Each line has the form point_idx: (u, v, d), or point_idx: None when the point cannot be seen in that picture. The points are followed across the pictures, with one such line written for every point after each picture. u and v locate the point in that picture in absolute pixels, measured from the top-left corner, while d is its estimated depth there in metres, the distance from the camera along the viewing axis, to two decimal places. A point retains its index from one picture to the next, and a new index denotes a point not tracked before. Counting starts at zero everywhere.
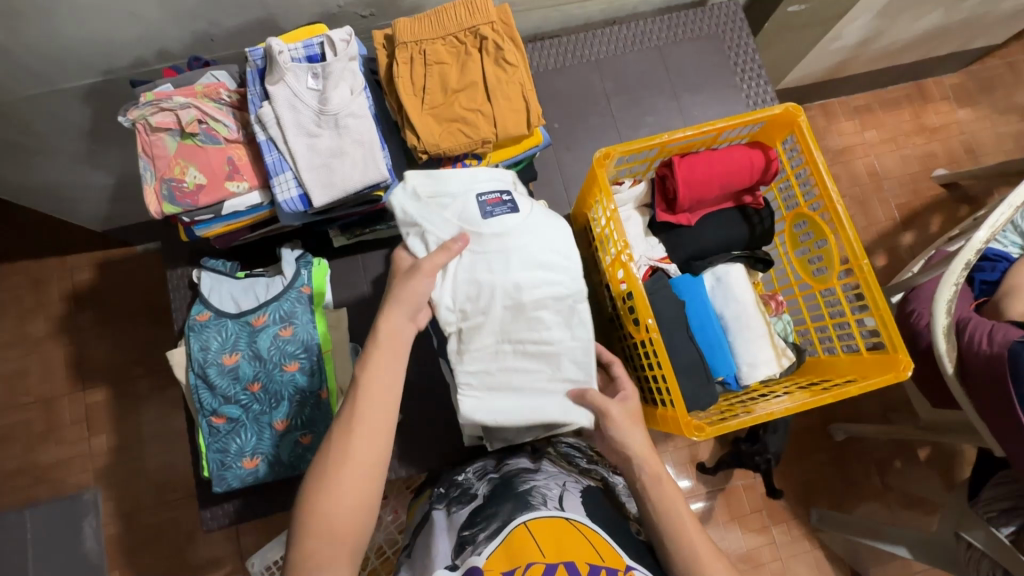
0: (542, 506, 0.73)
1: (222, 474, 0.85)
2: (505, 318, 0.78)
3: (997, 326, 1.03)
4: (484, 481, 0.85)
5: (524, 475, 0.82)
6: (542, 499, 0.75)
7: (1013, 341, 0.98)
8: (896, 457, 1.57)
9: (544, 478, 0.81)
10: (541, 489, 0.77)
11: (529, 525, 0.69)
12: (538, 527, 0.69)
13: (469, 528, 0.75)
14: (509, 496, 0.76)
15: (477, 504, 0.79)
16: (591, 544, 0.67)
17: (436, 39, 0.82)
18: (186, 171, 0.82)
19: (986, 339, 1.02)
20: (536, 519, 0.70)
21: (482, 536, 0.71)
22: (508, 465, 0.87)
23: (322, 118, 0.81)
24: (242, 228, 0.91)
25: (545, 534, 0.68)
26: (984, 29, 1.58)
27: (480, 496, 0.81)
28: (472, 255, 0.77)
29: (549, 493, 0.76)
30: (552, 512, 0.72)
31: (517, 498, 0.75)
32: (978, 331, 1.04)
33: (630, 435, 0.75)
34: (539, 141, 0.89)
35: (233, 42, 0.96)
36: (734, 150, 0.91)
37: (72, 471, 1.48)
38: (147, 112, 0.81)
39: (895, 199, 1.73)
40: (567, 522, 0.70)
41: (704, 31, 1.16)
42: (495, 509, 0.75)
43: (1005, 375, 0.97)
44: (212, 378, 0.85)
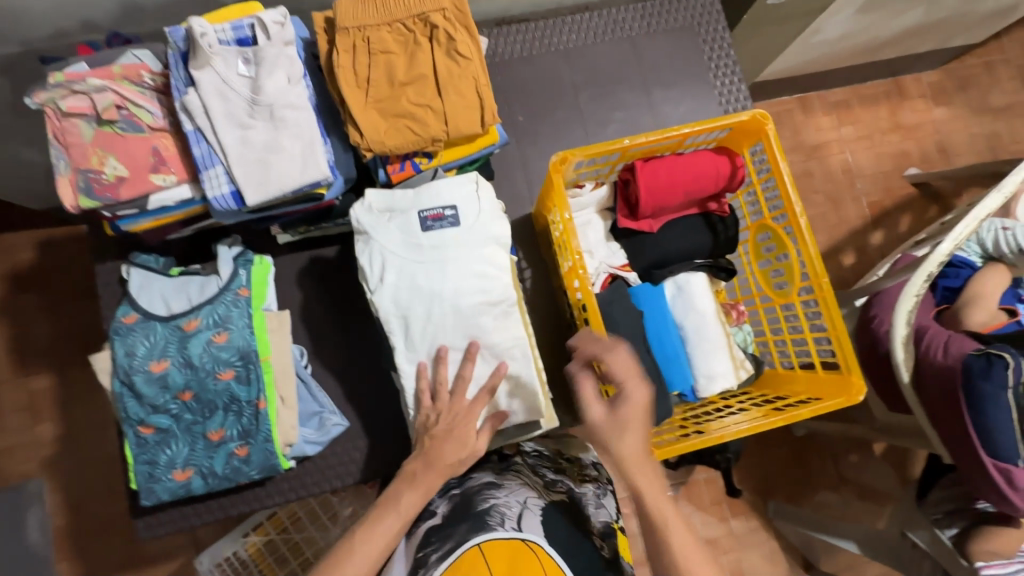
0: (498, 528, 0.70)
1: (151, 486, 0.82)
2: (441, 320, 0.78)
3: (953, 337, 1.04)
4: (445, 497, 0.81)
5: (486, 491, 0.78)
6: (500, 519, 0.72)
7: (967, 355, 0.99)
8: (853, 452, 1.60)
9: (505, 493, 0.78)
10: (501, 508, 0.74)
11: (483, 547, 0.68)
12: (492, 551, 0.68)
13: (424, 547, 0.73)
14: (467, 516, 0.74)
15: (433, 524, 0.76)
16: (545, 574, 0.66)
17: (382, 26, 0.76)
18: (105, 162, 0.74)
19: (941, 350, 1.03)
20: (491, 541, 0.68)
21: (434, 558, 0.70)
22: (470, 480, 0.83)
23: (255, 108, 0.74)
24: (174, 223, 0.84)
25: (499, 558, 0.67)
26: (965, 28, 1.55)
27: (439, 514, 0.78)
28: (409, 264, 0.78)
29: (508, 512, 0.73)
30: (509, 534, 0.70)
31: (474, 518, 0.73)
32: (935, 342, 1.04)
33: (622, 441, 0.68)
34: (495, 139, 0.83)
35: (165, 13, 0.87)
36: (699, 157, 0.87)
37: (15, 462, 1.41)
38: (56, 96, 0.73)
39: (867, 197, 1.72)
40: (522, 542, 0.69)
41: (680, 22, 1.11)
42: (451, 529, 0.72)
43: (957, 389, 0.98)
44: (139, 386, 0.80)
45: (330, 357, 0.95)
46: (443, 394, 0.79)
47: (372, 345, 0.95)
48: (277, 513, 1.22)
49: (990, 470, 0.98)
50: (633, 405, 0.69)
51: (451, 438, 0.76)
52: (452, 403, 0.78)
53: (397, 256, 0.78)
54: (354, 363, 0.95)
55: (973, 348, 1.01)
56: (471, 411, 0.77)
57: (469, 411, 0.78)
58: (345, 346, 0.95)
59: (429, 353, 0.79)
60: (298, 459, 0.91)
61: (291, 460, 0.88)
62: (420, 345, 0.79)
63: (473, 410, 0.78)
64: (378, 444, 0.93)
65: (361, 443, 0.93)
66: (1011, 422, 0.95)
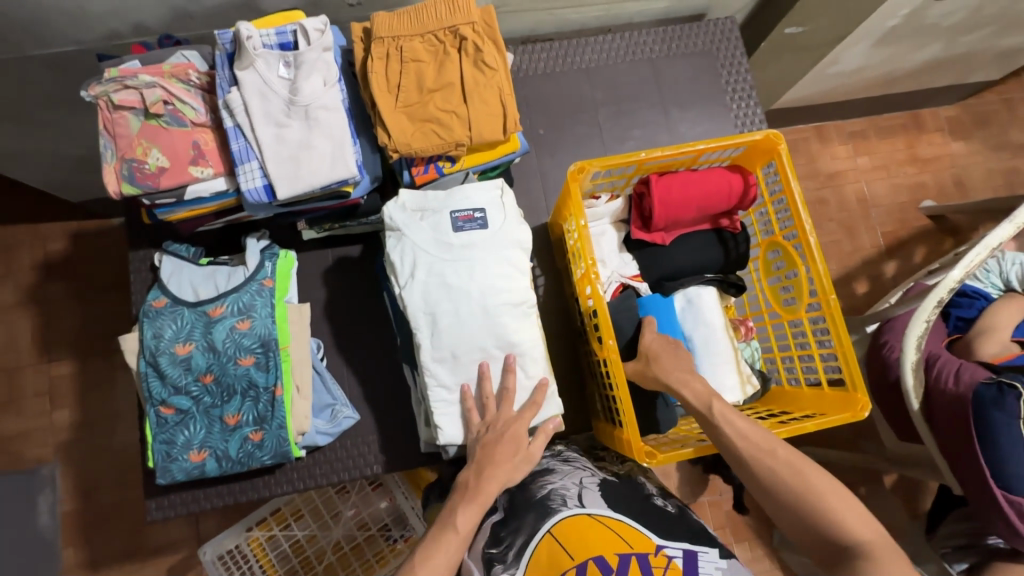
0: (562, 508, 0.72)
1: (167, 465, 0.84)
2: (467, 318, 0.80)
3: (965, 366, 1.04)
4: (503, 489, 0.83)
5: (541, 479, 0.80)
6: (562, 500, 0.74)
7: (978, 384, 0.98)
8: (862, 484, 1.57)
9: (561, 477, 0.80)
10: (560, 491, 0.76)
11: (555, 533, 0.70)
12: (563, 533, 0.69)
13: (495, 544, 0.74)
14: (529, 507, 0.75)
15: (499, 519, 0.78)
16: (620, 538, 0.68)
17: (415, 37, 0.80)
18: (149, 153, 0.79)
19: (953, 378, 1.02)
20: (560, 522, 0.70)
21: (511, 554, 0.71)
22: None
23: (292, 108, 0.79)
24: (207, 214, 0.88)
25: (572, 536, 0.68)
26: (983, 64, 1.57)
27: (501, 509, 0.79)
28: (439, 262, 0.81)
29: (568, 493, 0.75)
30: (575, 511, 0.72)
31: (537, 506, 0.74)
32: (946, 369, 1.04)
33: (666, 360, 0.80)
34: (516, 147, 0.87)
35: (212, 20, 0.93)
36: (713, 173, 0.90)
37: (32, 445, 1.45)
38: (110, 89, 0.78)
39: (881, 227, 1.73)
40: (588, 516, 0.70)
41: (699, 47, 1.14)
42: (518, 522, 0.74)
43: (968, 418, 0.97)
44: (163, 367, 0.83)
45: (346, 352, 0.97)
46: (491, 406, 0.81)
47: (387, 341, 0.98)
48: (281, 509, 1.23)
49: (999, 501, 0.96)
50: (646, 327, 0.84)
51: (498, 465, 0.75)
52: (498, 413, 0.80)
53: (427, 252, 0.81)
54: (369, 361, 0.97)
55: (984, 376, 1.00)
56: (521, 421, 0.79)
57: (515, 422, 0.79)
58: (361, 341, 0.98)
59: (472, 374, 0.82)
60: (309, 449, 0.93)
61: (302, 449, 0.90)
62: (445, 344, 0.80)
63: (521, 419, 0.79)
64: (387, 440, 0.95)
65: (369, 437, 0.95)
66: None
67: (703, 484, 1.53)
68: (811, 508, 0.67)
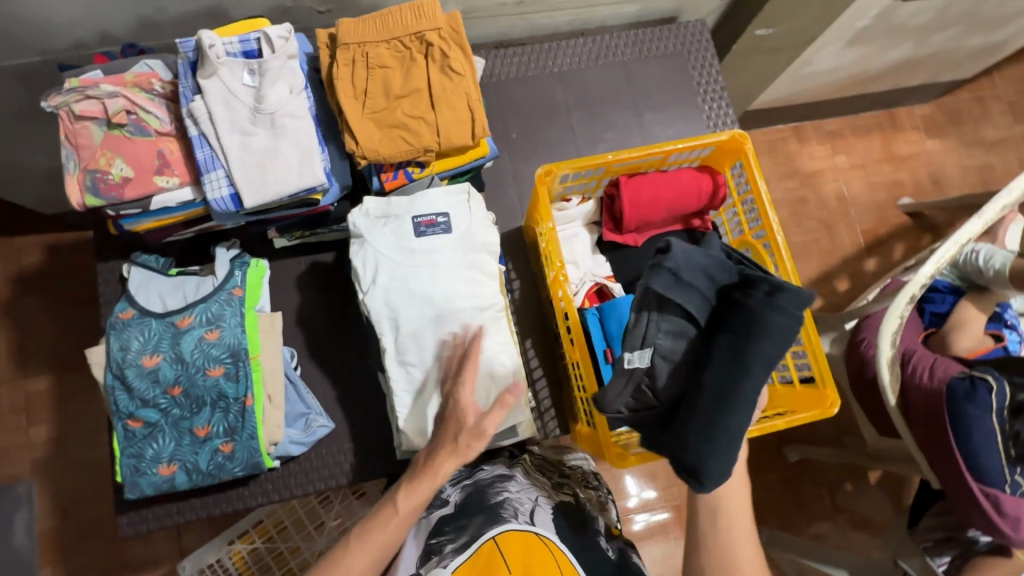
0: (512, 520, 0.71)
1: (136, 480, 0.83)
2: (423, 326, 0.80)
3: (939, 361, 1.05)
4: (457, 488, 0.83)
5: (498, 485, 0.80)
6: (513, 512, 0.73)
7: (952, 377, 0.99)
8: (846, 480, 1.58)
9: (517, 489, 0.79)
10: (513, 503, 0.75)
11: (498, 540, 0.67)
12: (506, 543, 0.67)
13: (437, 536, 0.73)
14: (480, 508, 0.74)
15: (446, 514, 0.77)
16: (556, 562, 0.67)
17: (380, 42, 0.80)
18: (112, 163, 0.78)
19: (927, 373, 1.03)
20: (506, 534, 0.68)
21: (449, 547, 0.69)
22: (479, 475, 0.85)
23: (257, 116, 0.78)
24: (176, 224, 0.88)
25: (514, 551, 0.66)
26: (954, 63, 1.60)
27: (451, 505, 0.78)
28: (401, 268, 0.81)
29: (520, 507, 0.74)
30: (523, 527, 0.70)
31: (489, 510, 0.73)
32: (921, 364, 1.05)
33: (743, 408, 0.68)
34: (486, 152, 0.87)
35: (180, 29, 0.93)
36: (683, 174, 0.90)
37: (8, 462, 1.42)
38: (71, 100, 0.77)
39: (860, 225, 1.75)
40: (536, 536, 0.70)
41: (671, 50, 1.15)
42: (466, 520, 0.73)
43: (944, 417, 0.97)
44: (131, 380, 0.82)
45: (321, 359, 0.96)
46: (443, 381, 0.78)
47: (363, 347, 0.97)
48: (263, 521, 1.21)
49: (976, 495, 0.97)
50: None
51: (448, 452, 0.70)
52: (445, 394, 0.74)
53: (389, 258, 0.81)
54: (345, 368, 0.97)
55: (956, 371, 1.01)
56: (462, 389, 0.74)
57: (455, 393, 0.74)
58: (338, 347, 0.97)
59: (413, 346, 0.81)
60: (283, 459, 0.92)
61: (275, 459, 0.89)
62: (409, 350, 0.81)
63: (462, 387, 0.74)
64: (364, 447, 0.94)
65: (346, 445, 0.94)
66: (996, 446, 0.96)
67: None
68: None
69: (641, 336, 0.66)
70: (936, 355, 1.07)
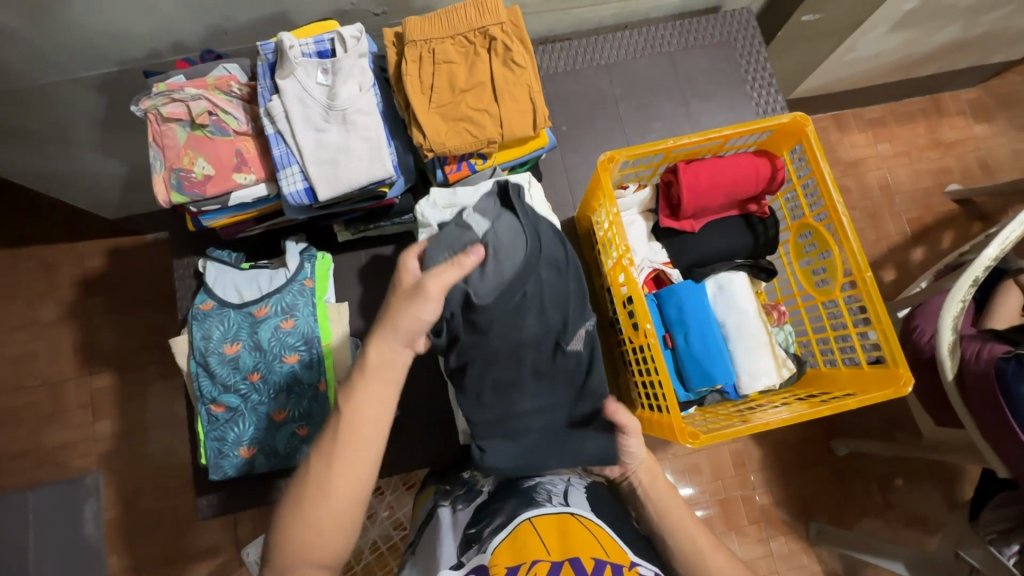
0: (546, 503, 0.71)
1: (219, 462, 0.87)
2: None
3: (987, 344, 1.01)
4: (489, 478, 0.85)
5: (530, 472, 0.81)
6: (547, 495, 0.73)
7: (998, 359, 0.96)
8: (897, 474, 1.54)
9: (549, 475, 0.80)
10: (546, 486, 0.76)
11: (534, 521, 0.67)
12: (543, 524, 0.67)
13: (475, 526, 0.73)
14: (514, 492, 0.76)
15: (480, 502, 0.79)
16: (598, 543, 0.65)
17: (446, 39, 0.83)
18: (195, 161, 0.83)
19: (974, 356, 1.00)
20: (541, 515, 0.69)
21: (486, 533, 0.70)
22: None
23: (330, 112, 0.82)
24: (248, 219, 0.92)
25: (551, 528, 0.67)
26: (1004, 44, 1.56)
27: (485, 493, 0.81)
28: None
29: (554, 489, 0.75)
30: (558, 508, 0.71)
31: (522, 494, 0.74)
32: (969, 349, 1.02)
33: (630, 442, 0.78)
34: (545, 142, 0.90)
35: (246, 35, 0.97)
36: (740, 158, 0.91)
37: (76, 454, 1.50)
38: (158, 103, 0.82)
39: (906, 213, 1.71)
40: (573, 517, 0.68)
41: (716, 39, 1.16)
42: (499, 504, 0.74)
43: (998, 395, 0.95)
44: (213, 366, 0.86)
45: None
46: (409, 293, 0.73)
47: None
48: None
49: None
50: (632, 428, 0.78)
51: (397, 330, 0.65)
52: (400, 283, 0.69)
53: None
54: None
55: (1005, 352, 0.98)
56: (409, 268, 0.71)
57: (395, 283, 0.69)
58: None
59: None
60: None
61: None
62: None
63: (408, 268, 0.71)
64: None
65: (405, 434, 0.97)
66: None
67: (735, 478, 1.52)
68: None
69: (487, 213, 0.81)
70: (981, 340, 1.03)
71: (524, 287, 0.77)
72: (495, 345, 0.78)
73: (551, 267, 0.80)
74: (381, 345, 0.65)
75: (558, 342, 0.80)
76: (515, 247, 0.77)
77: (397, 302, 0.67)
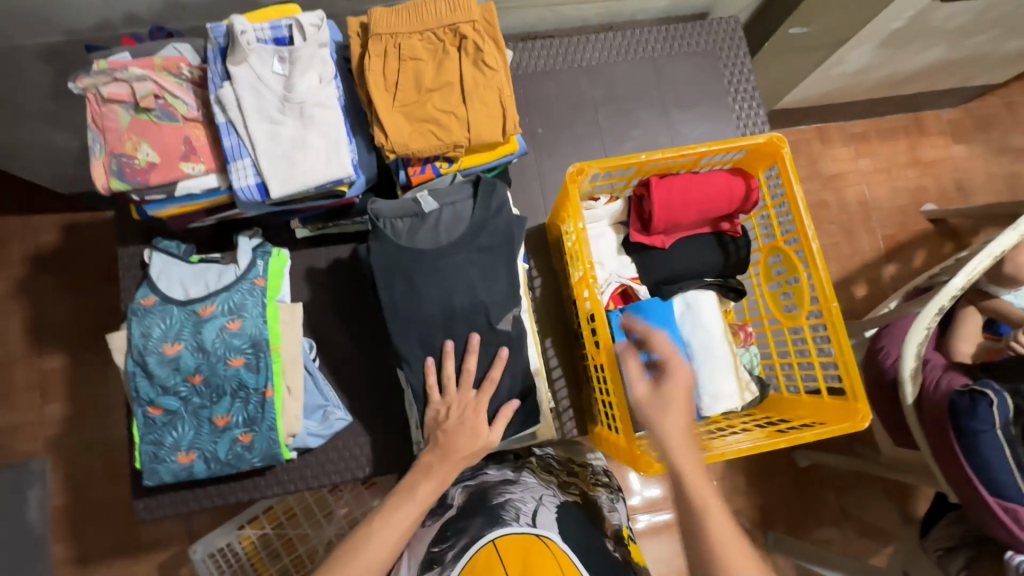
0: (512, 522, 0.68)
1: (155, 466, 0.83)
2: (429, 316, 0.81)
3: (946, 373, 1.02)
4: (460, 490, 0.83)
5: (501, 487, 0.79)
6: (514, 514, 0.70)
7: (953, 392, 0.97)
8: (856, 487, 1.56)
9: (520, 491, 0.77)
10: (515, 503, 0.73)
11: (496, 542, 0.65)
12: (503, 543, 0.65)
13: (438, 544, 0.71)
14: (480, 511, 0.73)
15: (448, 518, 0.76)
16: (556, 561, 0.62)
17: (413, 33, 0.78)
18: (138, 148, 0.77)
19: (933, 385, 1.01)
20: (505, 536, 0.66)
21: (450, 554, 0.68)
22: (485, 475, 0.85)
23: (286, 104, 0.77)
24: (198, 211, 0.86)
25: (510, 553, 0.63)
26: (988, 67, 1.55)
27: (454, 508, 0.78)
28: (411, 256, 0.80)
29: (523, 507, 0.72)
30: (522, 528, 0.67)
31: (488, 512, 0.71)
32: (929, 377, 1.03)
33: (665, 413, 0.72)
34: (515, 148, 0.86)
35: (206, 12, 0.91)
36: (715, 176, 0.88)
37: (22, 439, 1.43)
38: (98, 82, 0.76)
39: (881, 230, 1.71)
40: (535, 538, 0.66)
41: (702, 46, 1.13)
42: (465, 523, 0.71)
43: (949, 430, 0.96)
44: (152, 367, 0.82)
45: (338, 352, 0.96)
46: (451, 388, 0.81)
47: (381, 341, 0.97)
48: (273, 508, 1.21)
49: (994, 508, 0.93)
50: (674, 379, 0.75)
51: (455, 453, 0.77)
52: (456, 393, 0.81)
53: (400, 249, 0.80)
54: (359, 362, 0.96)
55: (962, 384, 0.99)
56: (480, 403, 0.81)
57: (475, 405, 0.80)
58: (353, 342, 0.96)
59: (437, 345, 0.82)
60: (300, 451, 0.92)
61: (292, 451, 0.89)
62: (417, 336, 0.81)
63: (479, 403, 0.81)
64: (379, 439, 0.94)
65: (360, 440, 0.94)
66: (1007, 453, 0.92)
67: None
68: None
69: (450, 196, 0.84)
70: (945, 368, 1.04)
71: (452, 255, 0.81)
72: (429, 304, 0.80)
73: (485, 248, 0.82)
74: (445, 446, 0.78)
75: (489, 318, 0.82)
76: (456, 225, 0.83)
77: (461, 427, 0.79)
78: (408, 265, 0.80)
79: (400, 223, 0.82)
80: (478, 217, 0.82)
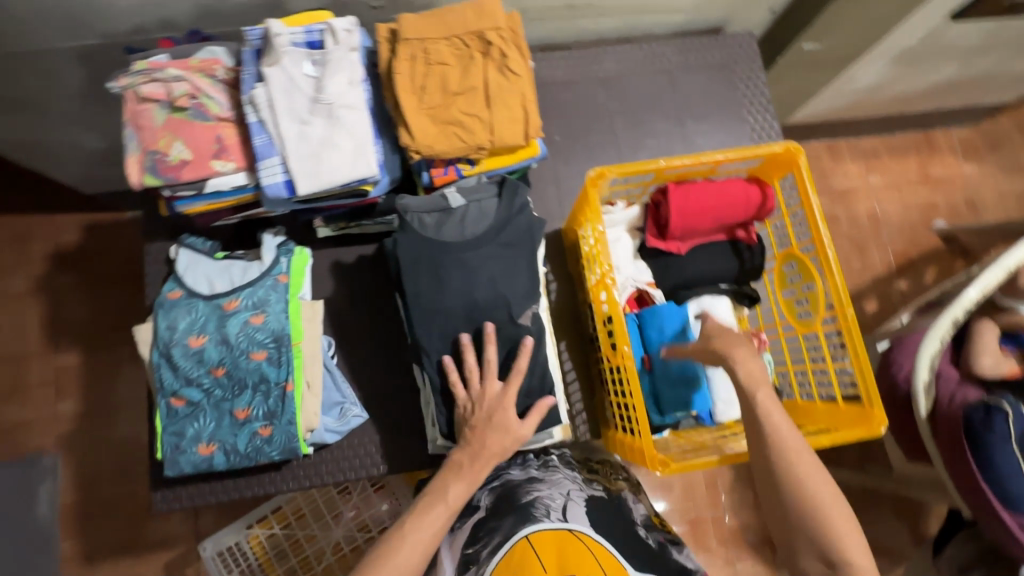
0: (545, 518, 0.69)
1: (176, 457, 0.84)
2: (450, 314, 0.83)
3: (959, 387, 1.01)
4: (486, 491, 0.83)
5: (527, 486, 0.79)
6: (546, 510, 0.71)
7: (967, 406, 0.96)
8: (866, 503, 1.55)
9: (548, 488, 0.78)
10: (544, 500, 0.74)
11: (531, 538, 0.66)
12: (539, 540, 0.66)
13: (472, 546, 0.72)
14: (511, 510, 0.73)
15: (477, 518, 0.77)
16: (598, 563, 0.64)
17: (441, 39, 0.81)
18: (172, 145, 0.80)
19: (948, 398, 1.00)
20: (539, 532, 0.67)
21: (485, 554, 0.69)
22: (508, 475, 0.85)
23: (315, 105, 0.79)
24: (225, 208, 0.89)
25: (549, 549, 0.65)
26: (999, 86, 1.57)
27: (482, 509, 0.79)
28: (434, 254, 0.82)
29: (552, 504, 0.73)
30: (556, 524, 0.69)
31: (519, 511, 0.72)
32: (942, 390, 1.02)
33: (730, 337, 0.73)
34: (535, 152, 0.88)
35: (238, 18, 0.94)
36: (731, 183, 0.90)
37: (35, 434, 1.45)
38: (137, 82, 0.79)
39: (891, 245, 1.72)
40: (570, 532, 0.68)
41: (716, 61, 1.15)
42: (497, 522, 0.72)
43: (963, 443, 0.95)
44: (176, 359, 0.83)
45: (355, 350, 0.97)
46: (475, 380, 0.80)
47: (397, 340, 0.98)
48: (282, 508, 1.21)
49: (1006, 522, 0.93)
50: None
51: (487, 448, 0.76)
52: (482, 390, 0.80)
53: (424, 248, 0.83)
54: (375, 360, 0.97)
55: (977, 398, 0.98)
56: (506, 398, 0.79)
57: (502, 399, 0.79)
58: (371, 341, 0.98)
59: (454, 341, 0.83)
60: (316, 446, 0.93)
61: (309, 446, 0.90)
62: (437, 333, 0.83)
63: (506, 397, 0.79)
64: (393, 437, 0.95)
65: (374, 438, 0.95)
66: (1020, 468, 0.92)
67: (707, 498, 1.52)
68: (811, 519, 0.65)
69: (477, 192, 0.86)
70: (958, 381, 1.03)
71: (473, 253, 0.83)
72: (450, 301, 0.82)
73: (506, 246, 0.84)
74: (486, 439, 0.77)
75: (511, 313, 0.84)
76: (481, 222, 0.85)
77: (489, 420, 0.78)
78: (433, 261, 0.82)
79: (429, 216, 0.84)
80: (501, 216, 0.85)
